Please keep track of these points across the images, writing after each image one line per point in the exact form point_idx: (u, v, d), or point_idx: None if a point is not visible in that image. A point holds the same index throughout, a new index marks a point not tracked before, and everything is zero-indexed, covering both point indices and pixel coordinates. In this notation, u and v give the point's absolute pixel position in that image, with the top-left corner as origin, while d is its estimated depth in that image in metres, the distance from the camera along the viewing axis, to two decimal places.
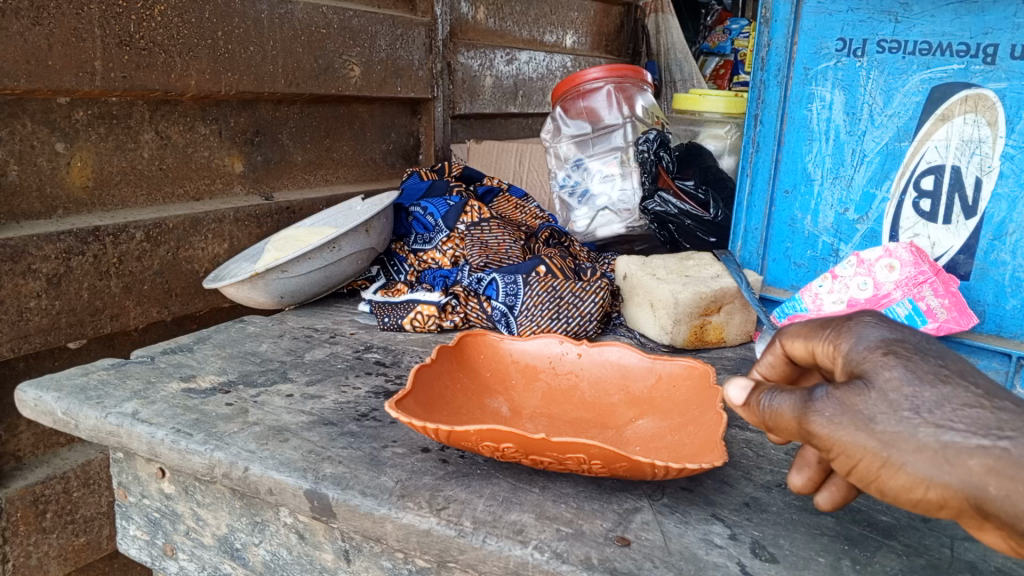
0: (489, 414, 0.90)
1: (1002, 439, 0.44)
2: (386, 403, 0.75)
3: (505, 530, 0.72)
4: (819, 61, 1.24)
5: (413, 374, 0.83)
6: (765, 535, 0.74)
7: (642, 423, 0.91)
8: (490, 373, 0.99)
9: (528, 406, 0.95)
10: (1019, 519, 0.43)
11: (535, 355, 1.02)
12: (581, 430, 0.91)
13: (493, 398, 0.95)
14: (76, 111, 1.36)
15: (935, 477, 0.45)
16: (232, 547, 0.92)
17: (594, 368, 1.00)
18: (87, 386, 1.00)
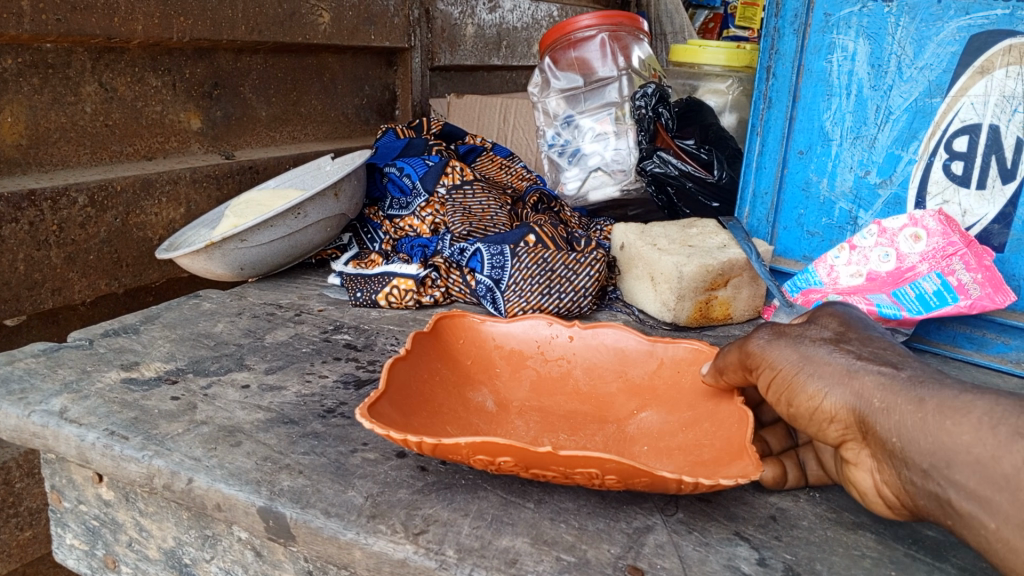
0: (472, 412, 0.78)
1: (895, 369, 0.57)
2: (357, 412, 0.62)
3: (495, 562, 0.60)
4: (841, 6, 1.11)
5: (386, 372, 0.70)
6: (798, 559, 0.64)
7: (646, 416, 0.79)
8: (471, 361, 0.85)
9: (516, 399, 0.83)
10: (891, 435, 0.54)
11: (520, 339, 0.89)
12: (579, 426, 0.79)
13: (477, 391, 0.82)
14: (3, 58, 1.20)
15: (832, 388, 0.57)
16: (180, 562, 0.80)
17: (588, 353, 0.87)
18: (10, 378, 0.87)
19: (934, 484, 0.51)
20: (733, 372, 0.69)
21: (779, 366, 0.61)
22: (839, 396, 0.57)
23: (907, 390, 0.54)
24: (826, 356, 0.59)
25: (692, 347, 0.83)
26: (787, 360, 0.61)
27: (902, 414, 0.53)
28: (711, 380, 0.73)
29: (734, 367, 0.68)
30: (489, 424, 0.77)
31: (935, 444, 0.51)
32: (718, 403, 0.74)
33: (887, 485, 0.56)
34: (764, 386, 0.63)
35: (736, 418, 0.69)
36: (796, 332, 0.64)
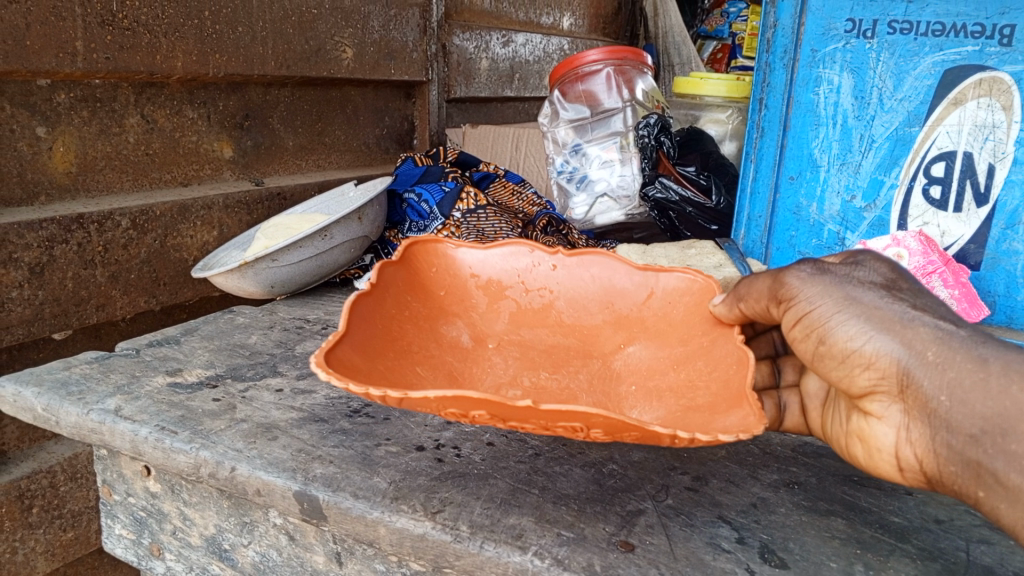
0: (444, 348, 0.77)
1: (955, 327, 0.55)
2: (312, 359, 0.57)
3: (503, 536, 0.68)
4: (826, 42, 1.19)
5: (346, 315, 0.65)
6: (774, 538, 0.72)
7: (633, 350, 0.80)
8: (438, 280, 0.85)
9: (493, 332, 0.83)
10: (938, 393, 0.53)
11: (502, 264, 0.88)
12: (561, 363, 0.81)
13: (446, 319, 0.81)
14: (57, 93, 1.30)
15: (880, 334, 0.56)
16: (221, 548, 0.89)
17: (572, 282, 0.87)
18: (68, 381, 0.96)
19: (978, 450, 0.51)
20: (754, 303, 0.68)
21: (816, 299, 0.60)
22: (883, 341, 0.56)
23: (969, 351, 0.53)
24: (874, 301, 0.58)
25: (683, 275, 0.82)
26: (823, 294, 0.60)
27: (958, 371, 0.53)
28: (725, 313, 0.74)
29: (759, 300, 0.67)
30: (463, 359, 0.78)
31: (993, 409, 0.51)
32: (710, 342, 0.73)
33: (913, 445, 0.56)
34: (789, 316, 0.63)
35: (737, 356, 0.67)
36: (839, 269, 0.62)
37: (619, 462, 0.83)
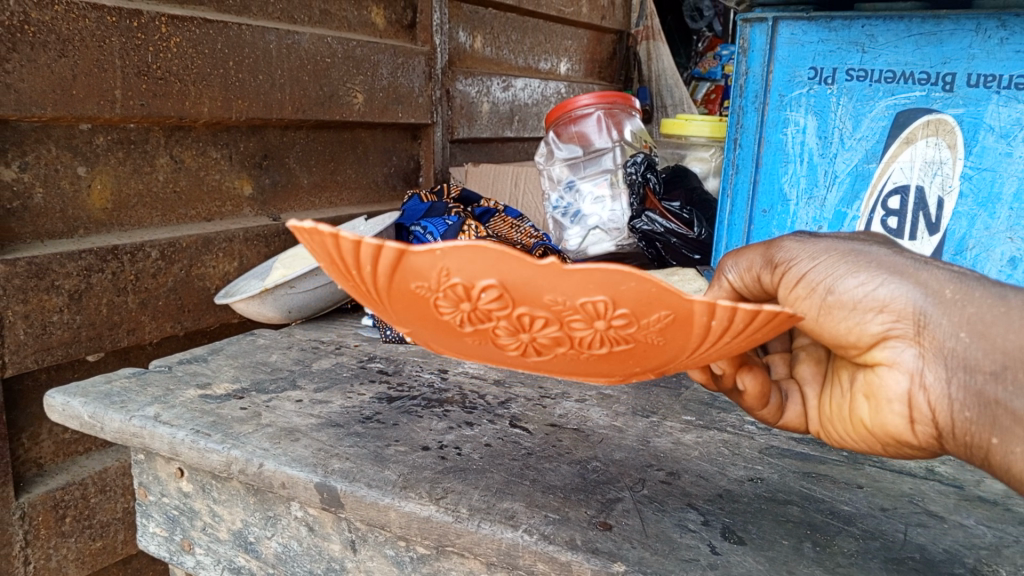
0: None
1: (960, 272, 0.60)
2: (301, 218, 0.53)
3: (497, 517, 0.79)
4: (793, 88, 1.33)
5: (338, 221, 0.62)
6: (735, 521, 0.82)
7: None
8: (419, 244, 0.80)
9: None
10: (957, 329, 0.57)
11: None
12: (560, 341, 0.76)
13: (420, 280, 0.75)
14: (97, 136, 1.43)
15: (891, 279, 0.60)
16: (246, 540, 0.99)
17: None
18: (110, 392, 1.08)
19: (999, 386, 0.55)
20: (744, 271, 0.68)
21: (821, 255, 0.62)
22: (896, 284, 0.59)
23: (979, 290, 0.58)
24: (879, 253, 0.61)
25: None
26: (827, 249, 0.63)
27: (977, 308, 0.57)
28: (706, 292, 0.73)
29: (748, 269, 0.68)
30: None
31: (1014, 340, 0.55)
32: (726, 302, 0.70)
33: (930, 388, 0.59)
34: (789, 277, 0.64)
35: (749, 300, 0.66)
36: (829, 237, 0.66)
37: (603, 459, 0.94)
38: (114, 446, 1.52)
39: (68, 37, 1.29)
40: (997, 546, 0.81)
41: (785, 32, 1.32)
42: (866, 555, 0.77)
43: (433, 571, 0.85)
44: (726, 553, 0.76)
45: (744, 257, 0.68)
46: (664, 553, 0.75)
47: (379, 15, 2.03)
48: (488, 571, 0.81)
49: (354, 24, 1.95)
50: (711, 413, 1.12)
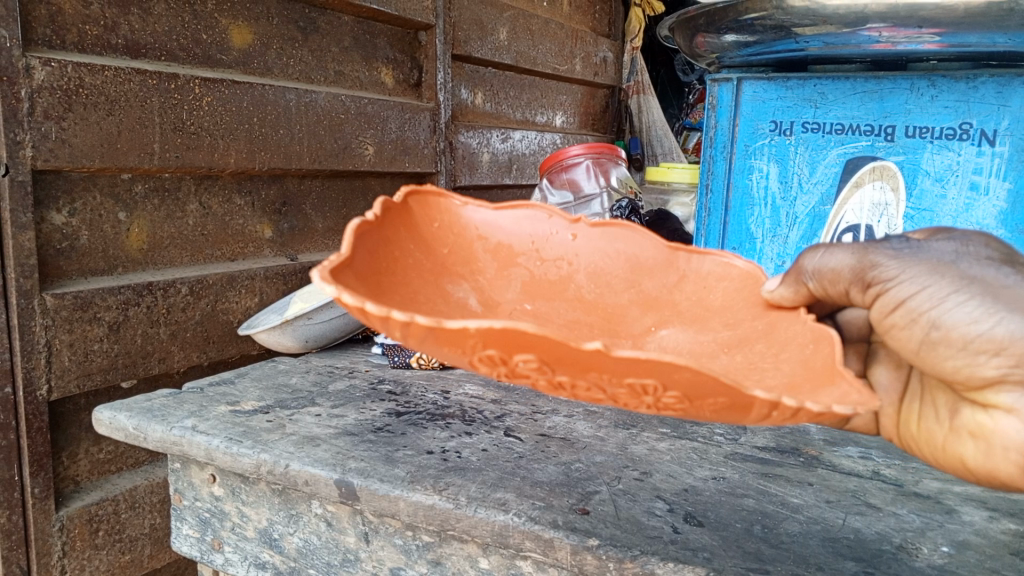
0: (451, 302, 0.80)
1: None
2: (330, 289, 0.58)
3: (491, 503, 0.92)
4: (756, 139, 1.53)
5: (350, 236, 0.69)
6: (697, 509, 0.95)
7: (666, 333, 0.88)
8: (435, 230, 0.88)
9: (504, 299, 0.89)
10: None
11: (509, 231, 0.95)
12: (584, 332, 0.88)
13: (452, 277, 0.85)
14: (136, 185, 1.58)
15: (1006, 318, 0.64)
16: (271, 537, 1.12)
17: (592, 254, 0.97)
18: (152, 408, 1.22)
19: None
20: (830, 283, 0.75)
21: (913, 278, 0.69)
22: (1007, 324, 0.64)
23: None
24: (995, 284, 0.67)
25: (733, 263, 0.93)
26: (930, 274, 0.68)
27: None
28: (785, 294, 0.81)
29: (837, 280, 0.74)
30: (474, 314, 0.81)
31: None
32: (771, 324, 0.82)
33: None
34: (887, 301, 0.71)
35: (810, 334, 0.76)
36: (913, 246, 0.73)
37: (585, 461, 1.08)
38: (143, 467, 1.65)
39: (115, 98, 1.45)
40: (923, 529, 0.93)
41: (748, 91, 1.52)
42: (807, 534, 0.90)
43: (437, 557, 0.98)
44: (685, 532, 0.89)
45: (831, 264, 0.75)
46: (632, 531, 0.88)
47: (388, 75, 2.22)
48: (484, 552, 0.94)
49: (366, 83, 2.14)
50: (684, 426, 1.26)
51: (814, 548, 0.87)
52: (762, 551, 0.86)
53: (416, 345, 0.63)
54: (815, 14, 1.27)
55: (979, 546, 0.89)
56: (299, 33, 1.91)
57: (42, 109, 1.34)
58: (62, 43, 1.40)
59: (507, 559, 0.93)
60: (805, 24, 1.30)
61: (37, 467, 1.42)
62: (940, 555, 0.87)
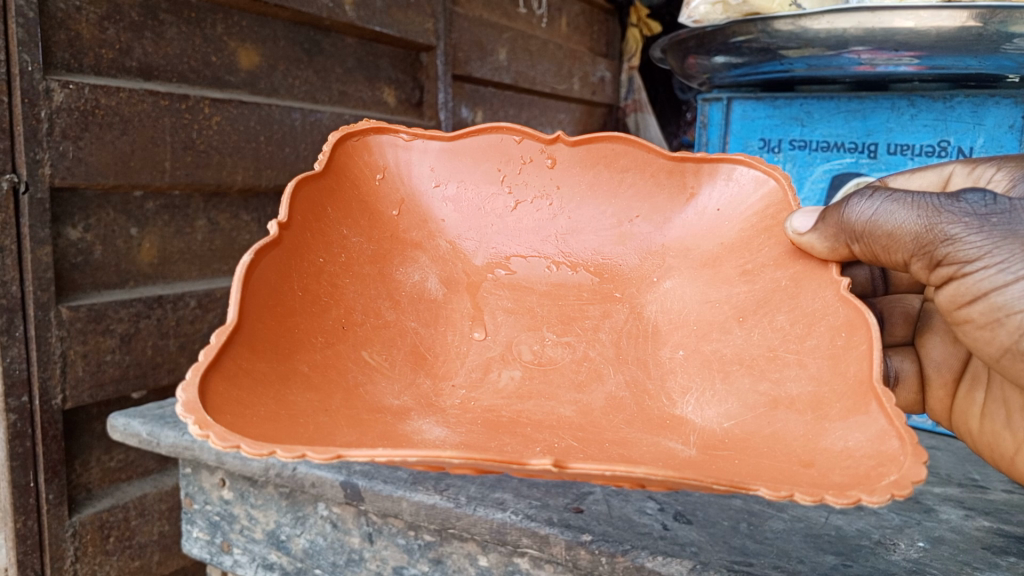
0: (396, 285, 1.09)
1: None
2: (194, 432, 0.66)
3: (489, 502, 0.97)
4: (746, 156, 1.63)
5: (236, 294, 0.84)
6: (686, 508, 1.00)
7: (669, 285, 1.12)
8: (379, 184, 1.18)
9: (463, 278, 1.16)
10: None
11: (469, 172, 1.22)
12: (561, 296, 1.15)
13: (407, 252, 1.14)
14: (147, 202, 1.63)
15: None
16: (279, 539, 1.16)
17: (571, 199, 1.20)
18: (164, 416, 1.27)
19: None
20: (887, 244, 0.96)
21: (1006, 262, 0.86)
22: None
23: None
24: None
25: (732, 166, 1.16)
26: None
27: None
28: (820, 244, 0.99)
29: (897, 239, 0.95)
30: (433, 299, 1.12)
31: None
32: (798, 286, 1.01)
33: None
34: (965, 276, 0.89)
35: (845, 320, 0.90)
36: (1002, 208, 0.88)
37: None
38: (152, 475, 1.71)
39: (128, 119, 1.51)
40: (901, 526, 0.98)
41: (738, 110, 1.63)
42: (791, 530, 0.95)
43: (437, 555, 1.02)
44: (674, 529, 0.94)
45: (897, 222, 0.94)
46: (623, 527, 0.93)
47: (391, 95, 2.28)
48: (483, 550, 0.98)
49: (369, 102, 2.20)
50: None
51: (796, 543, 0.92)
52: (747, 546, 0.90)
53: (311, 389, 0.83)
54: (799, 37, 1.34)
55: (953, 541, 0.94)
56: (305, 55, 1.97)
57: (60, 130, 1.40)
58: (79, 66, 1.46)
59: (506, 557, 0.97)
60: (790, 47, 1.37)
61: (52, 474, 1.47)
62: (916, 549, 0.92)
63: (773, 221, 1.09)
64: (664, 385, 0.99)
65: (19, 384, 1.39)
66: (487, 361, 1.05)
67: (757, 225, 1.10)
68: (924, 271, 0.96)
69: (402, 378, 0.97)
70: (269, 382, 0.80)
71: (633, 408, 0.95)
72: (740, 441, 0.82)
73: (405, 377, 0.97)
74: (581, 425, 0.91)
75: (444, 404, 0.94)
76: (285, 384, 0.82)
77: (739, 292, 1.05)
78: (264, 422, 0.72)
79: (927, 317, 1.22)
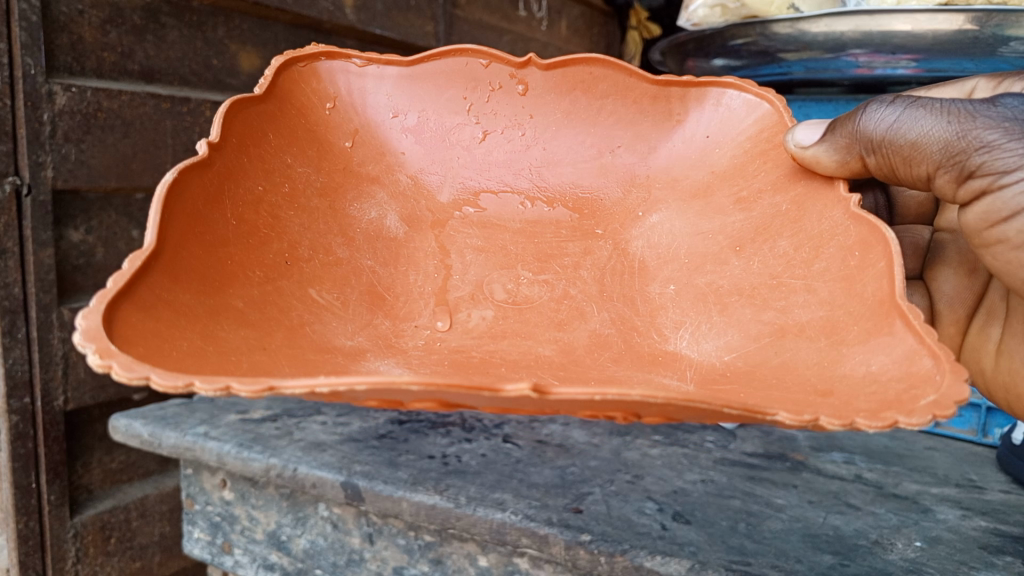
0: (349, 221, 1.05)
1: None
2: (93, 363, 0.60)
3: (489, 502, 0.98)
4: None
5: (155, 219, 0.78)
6: (686, 509, 1.00)
7: (654, 219, 1.10)
8: (330, 113, 1.13)
9: (427, 217, 1.13)
10: None
11: (432, 99, 1.17)
12: (536, 234, 1.13)
13: (363, 188, 1.10)
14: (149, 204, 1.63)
15: None
16: (279, 540, 1.16)
17: (546, 130, 1.17)
18: (165, 416, 1.28)
19: None
20: (909, 155, 0.93)
21: None
22: None
23: None
24: None
25: (721, 91, 1.14)
26: None
27: None
28: (826, 158, 0.97)
29: (922, 148, 0.92)
30: (393, 237, 1.09)
31: None
32: (799, 209, 0.99)
33: None
34: (1000, 186, 0.86)
35: (856, 240, 0.88)
36: None
37: (579, 465, 1.14)
38: (153, 476, 1.72)
39: (130, 122, 1.52)
40: (899, 526, 0.99)
41: None
42: (789, 530, 0.96)
43: (437, 556, 1.03)
44: (673, 529, 0.94)
45: (922, 131, 0.91)
46: (622, 528, 0.93)
47: None
48: (483, 551, 0.99)
49: None
50: (676, 433, 1.31)
51: (795, 543, 0.92)
52: (745, 545, 0.91)
53: (243, 323, 0.78)
54: (797, 40, 1.34)
55: (950, 541, 0.95)
56: None
57: (63, 133, 1.41)
58: (82, 69, 1.47)
59: (505, 557, 0.98)
60: (788, 50, 1.38)
61: (53, 475, 1.47)
62: (914, 549, 0.92)
63: (767, 144, 1.07)
64: (654, 321, 0.98)
65: (21, 385, 1.40)
66: (457, 299, 1.04)
67: (749, 149, 1.08)
68: (949, 185, 0.93)
69: (358, 318, 0.95)
70: (196, 316, 0.74)
71: (619, 345, 0.94)
72: (746, 372, 0.82)
73: (360, 318, 0.95)
74: (561, 363, 0.90)
75: (405, 345, 0.93)
76: (214, 319, 0.76)
77: (733, 221, 1.03)
78: (185, 356, 0.67)
79: (939, 248, 1.20)
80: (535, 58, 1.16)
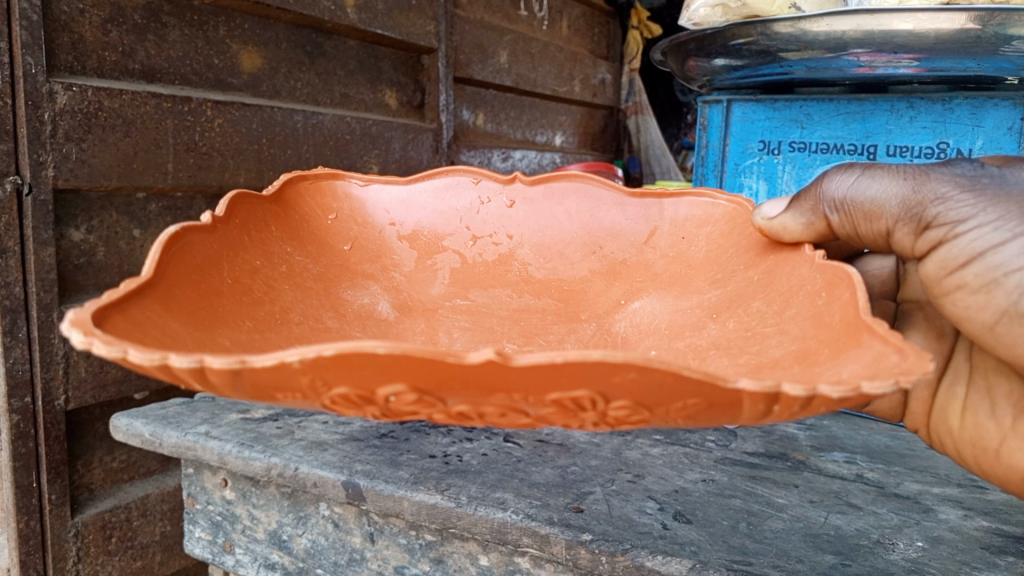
0: (342, 302, 0.92)
1: None
2: (73, 338, 0.54)
3: (490, 502, 0.98)
4: (746, 158, 1.68)
5: (153, 252, 0.72)
6: (687, 509, 1.00)
7: (638, 306, 0.97)
8: (331, 223, 1.05)
9: (419, 301, 0.99)
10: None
11: (432, 209, 1.10)
12: (523, 318, 0.96)
13: (352, 278, 0.98)
14: (149, 204, 1.64)
15: None
16: (280, 539, 1.17)
17: (527, 222, 1.08)
18: (166, 416, 1.28)
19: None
20: (865, 211, 0.84)
21: (1000, 218, 0.74)
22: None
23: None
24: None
25: (695, 199, 1.04)
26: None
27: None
28: (793, 224, 0.88)
29: (877, 206, 0.83)
30: (383, 318, 0.93)
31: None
32: (771, 276, 0.88)
33: None
34: (953, 237, 0.77)
35: (824, 284, 0.78)
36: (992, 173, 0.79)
37: (580, 464, 1.14)
38: (155, 476, 1.72)
39: (131, 121, 1.52)
40: (900, 526, 0.99)
41: (738, 112, 1.68)
42: (790, 530, 0.96)
43: (438, 555, 1.03)
44: (674, 528, 0.94)
45: (879, 189, 0.83)
46: (623, 527, 0.93)
47: (392, 97, 2.29)
48: (484, 550, 0.99)
49: (370, 105, 2.21)
50: (677, 433, 1.31)
51: (796, 543, 0.92)
52: (746, 545, 0.91)
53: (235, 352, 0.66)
54: (798, 39, 1.34)
55: (952, 541, 0.95)
56: (307, 58, 1.98)
57: (64, 133, 1.40)
58: (82, 69, 1.47)
59: (506, 557, 0.98)
60: (789, 49, 1.38)
61: (54, 475, 1.48)
62: (915, 549, 0.92)
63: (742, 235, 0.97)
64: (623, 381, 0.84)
65: (22, 385, 1.40)
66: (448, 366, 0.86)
67: (725, 240, 0.98)
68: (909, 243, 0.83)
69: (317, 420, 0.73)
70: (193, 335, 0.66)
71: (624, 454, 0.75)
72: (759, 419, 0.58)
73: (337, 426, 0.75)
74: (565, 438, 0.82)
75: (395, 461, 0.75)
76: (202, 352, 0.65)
77: (710, 298, 0.92)
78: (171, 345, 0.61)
79: None
80: (522, 176, 1.12)
